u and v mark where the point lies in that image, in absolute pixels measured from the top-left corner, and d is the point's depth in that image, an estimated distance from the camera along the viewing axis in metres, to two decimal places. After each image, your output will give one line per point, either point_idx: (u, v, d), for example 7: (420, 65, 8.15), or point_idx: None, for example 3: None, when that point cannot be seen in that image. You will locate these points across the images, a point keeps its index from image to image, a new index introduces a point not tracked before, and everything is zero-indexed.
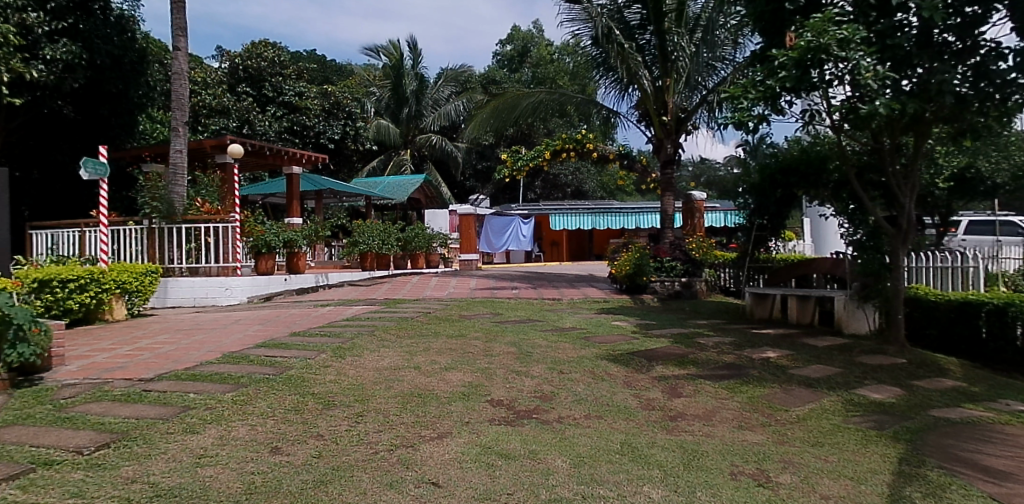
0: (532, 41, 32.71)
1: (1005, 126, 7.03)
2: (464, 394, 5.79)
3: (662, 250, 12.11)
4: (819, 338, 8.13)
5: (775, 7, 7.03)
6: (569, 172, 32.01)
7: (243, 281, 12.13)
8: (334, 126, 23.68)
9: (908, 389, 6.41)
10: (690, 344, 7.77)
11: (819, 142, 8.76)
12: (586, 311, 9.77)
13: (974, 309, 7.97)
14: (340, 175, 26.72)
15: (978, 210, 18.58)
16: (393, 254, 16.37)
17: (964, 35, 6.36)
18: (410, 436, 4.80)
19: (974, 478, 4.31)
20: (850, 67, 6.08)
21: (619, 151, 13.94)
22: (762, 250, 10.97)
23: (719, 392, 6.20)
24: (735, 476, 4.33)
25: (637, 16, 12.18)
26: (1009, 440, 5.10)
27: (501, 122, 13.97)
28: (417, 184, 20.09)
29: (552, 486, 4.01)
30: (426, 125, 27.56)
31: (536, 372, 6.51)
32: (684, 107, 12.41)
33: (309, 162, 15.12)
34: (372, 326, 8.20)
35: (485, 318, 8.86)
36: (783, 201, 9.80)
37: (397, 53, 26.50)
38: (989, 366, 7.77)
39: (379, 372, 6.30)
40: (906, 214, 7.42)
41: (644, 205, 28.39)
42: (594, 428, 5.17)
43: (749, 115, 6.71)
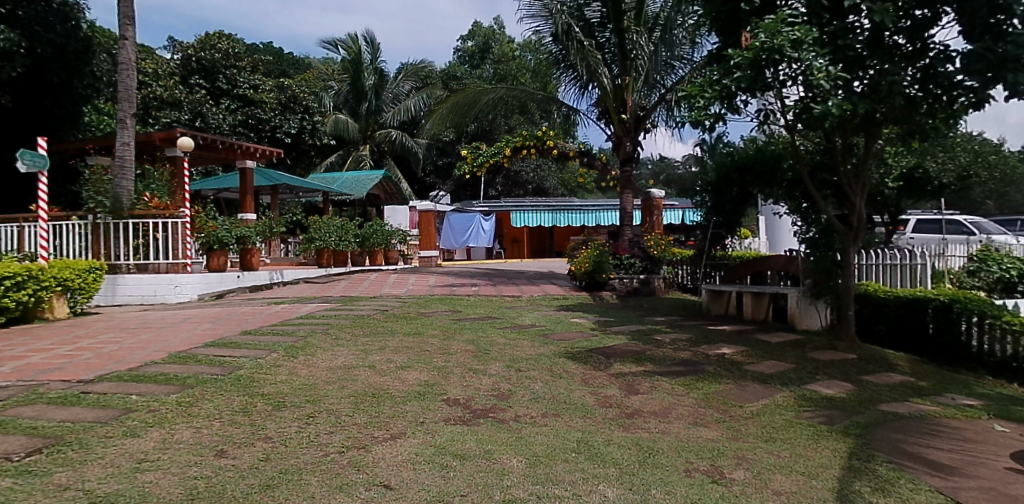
0: (494, 37, 32.46)
1: (951, 128, 7.21)
2: (419, 394, 5.71)
3: (621, 247, 12.21)
4: (773, 334, 8.24)
5: (731, 7, 7.06)
6: (530, 168, 32.11)
7: (193, 278, 11.78)
8: (291, 119, 23.05)
9: (858, 384, 6.54)
10: (647, 341, 7.80)
11: (773, 141, 8.88)
12: (546, 307, 9.75)
13: (921, 305, 8.18)
14: (296, 171, 25.81)
15: (926, 210, 19.17)
16: (352, 250, 16.11)
17: (914, 38, 6.48)
18: (362, 437, 4.69)
19: (920, 471, 4.41)
20: (803, 67, 6.16)
21: (580, 148, 13.93)
22: (718, 247, 11.04)
23: (676, 389, 6.23)
24: (689, 473, 4.34)
25: (597, 14, 12.23)
26: (954, 433, 5.25)
27: (461, 118, 13.84)
28: (377, 179, 19.85)
29: (506, 486, 3.96)
30: (386, 119, 27.25)
31: (494, 370, 6.45)
32: (643, 105, 12.45)
33: (263, 155, 14.77)
34: (326, 324, 8.02)
35: (443, 316, 8.77)
36: (739, 199, 9.93)
37: (356, 47, 26.17)
38: (935, 361, 8.01)
39: (332, 371, 6.17)
40: (856, 212, 7.56)
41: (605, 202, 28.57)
42: (551, 427, 5.13)
43: (705, 114, 6.73)
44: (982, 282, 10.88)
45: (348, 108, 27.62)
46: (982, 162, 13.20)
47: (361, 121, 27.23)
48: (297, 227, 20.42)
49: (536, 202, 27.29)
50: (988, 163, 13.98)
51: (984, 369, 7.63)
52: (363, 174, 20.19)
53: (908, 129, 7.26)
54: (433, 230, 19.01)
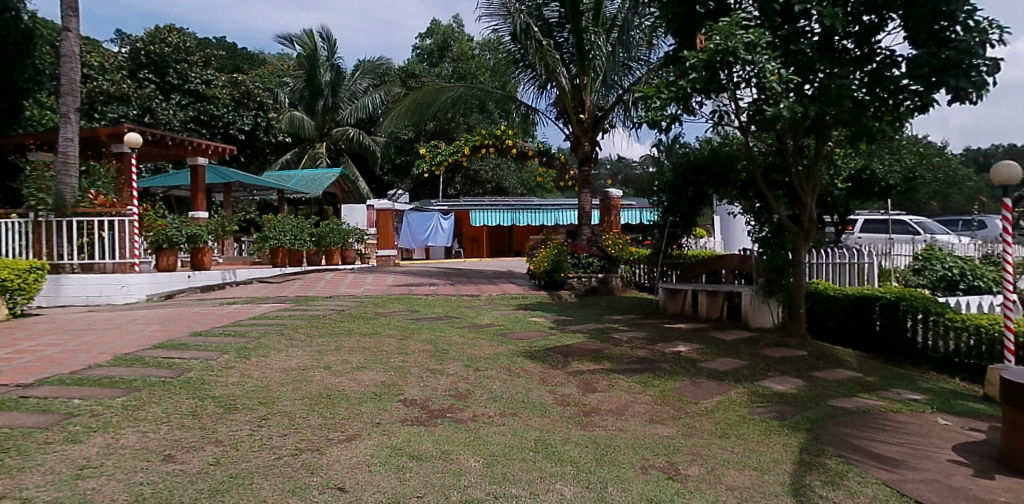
0: (453, 35, 32.28)
1: (897, 131, 7.46)
2: (376, 394, 5.64)
3: (580, 246, 12.26)
4: (727, 332, 8.39)
5: (686, 9, 7.15)
6: (489, 167, 32.07)
7: (141, 278, 11.42)
8: (244, 116, 22.55)
9: (809, 380, 6.70)
10: (604, 339, 7.86)
11: (728, 142, 9.06)
12: (504, 307, 9.74)
13: (869, 303, 8.43)
14: (250, 168, 25.12)
15: (872, 210, 19.82)
16: (307, 249, 15.86)
17: (861, 43, 6.66)
18: (317, 439, 4.61)
19: (868, 465, 4.53)
20: (756, 70, 6.27)
21: (538, 148, 13.99)
22: (674, 246, 11.22)
23: (633, 386, 6.29)
24: (646, 470, 4.38)
25: (556, 14, 12.24)
26: (899, 427, 5.42)
27: (419, 117, 13.73)
28: (333, 178, 19.49)
29: (463, 487, 3.93)
30: (342, 117, 26.92)
31: (452, 370, 6.41)
32: (601, 105, 12.54)
33: (216, 153, 14.36)
34: (280, 325, 7.86)
35: (401, 315, 8.69)
36: (694, 200, 10.08)
37: (312, 43, 25.73)
38: (882, 356, 8.26)
39: (286, 373, 6.05)
40: (807, 212, 7.72)
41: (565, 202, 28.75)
42: (509, 426, 5.11)
43: (662, 115, 6.80)
44: (926, 280, 11.27)
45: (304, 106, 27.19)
46: (925, 164, 13.66)
47: (318, 118, 26.89)
48: (250, 226, 20.01)
49: (496, 202, 27.27)
50: (930, 165, 14.49)
51: (928, 364, 7.88)
52: (319, 172, 19.85)
53: (856, 132, 7.48)
54: (392, 231, 19.45)
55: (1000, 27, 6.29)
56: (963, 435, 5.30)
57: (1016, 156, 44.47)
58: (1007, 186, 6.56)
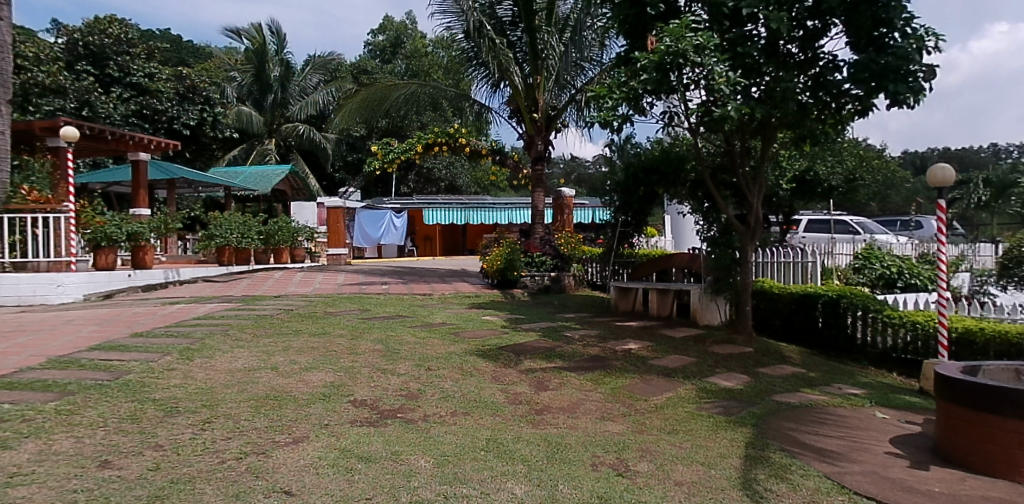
0: (405, 32, 32.09)
1: (838, 133, 7.70)
2: (324, 395, 5.54)
3: (533, 245, 12.29)
4: (676, 330, 8.54)
5: (638, 11, 7.22)
6: (443, 165, 31.92)
7: (78, 278, 10.96)
8: (189, 111, 22.03)
9: (754, 376, 6.87)
10: (556, 337, 7.90)
11: (677, 142, 9.20)
12: (457, 305, 9.70)
13: (812, 300, 8.69)
14: (197, 164, 24.41)
15: (814, 209, 20.46)
16: (254, 247, 15.53)
17: (805, 47, 6.83)
18: (262, 441, 4.50)
19: (810, 458, 4.66)
20: (705, 72, 6.40)
21: (491, 147, 13.97)
22: (625, 245, 11.37)
23: (584, 384, 6.33)
24: (596, 467, 4.42)
25: (509, 13, 12.22)
26: (839, 421, 5.61)
27: (370, 114, 13.58)
28: (282, 175, 19.09)
29: (413, 488, 3.89)
30: (292, 113, 26.43)
31: (403, 370, 6.34)
32: (555, 105, 12.61)
33: (158, 148, 13.88)
34: (225, 325, 7.66)
35: (352, 315, 8.56)
36: (645, 199, 10.23)
37: (260, 37, 25.36)
38: (824, 352, 8.53)
39: (231, 374, 5.90)
40: (753, 212, 7.90)
41: (519, 200, 28.79)
42: (460, 426, 5.09)
43: (613, 115, 6.86)
44: (866, 279, 11.66)
45: (252, 101, 26.75)
46: (864, 166, 14.17)
47: (267, 114, 26.38)
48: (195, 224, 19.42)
49: (449, 200, 27.15)
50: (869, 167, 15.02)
51: (867, 359, 8.16)
52: (268, 169, 19.43)
53: (800, 133, 7.67)
54: (342, 229, 19.48)
55: (935, 35, 6.54)
56: (900, 428, 5.50)
57: (949, 159, 46.44)
58: (942, 187, 6.82)
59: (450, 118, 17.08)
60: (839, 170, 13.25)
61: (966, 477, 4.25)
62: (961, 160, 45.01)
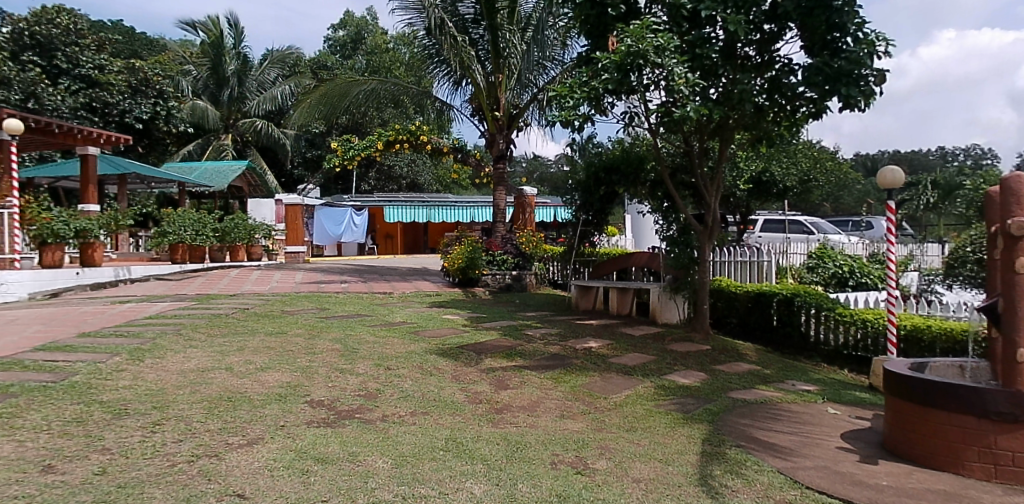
0: (366, 28, 31.72)
1: (793, 135, 7.88)
2: (280, 396, 5.44)
3: (494, 243, 12.23)
4: (636, 328, 8.62)
5: (599, 11, 7.25)
6: (404, 162, 31.67)
7: (24, 276, 10.57)
8: (142, 104, 21.30)
9: (712, 373, 6.97)
10: (517, 336, 7.90)
11: (638, 142, 9.32)
12: (417, 304, 9.64)
13: (767, 299, 8.87)
14: (150, 159, 23.65)
15: (769, 209, 20.87)
16: (209, 245, 15.19)
17: (762, 50, 6.96)
18: (214, 444, 4.40)
19: (764, 454, 4.75)
20: (664, 73, 6.45)
21: (453, 144, 13.94)
22: (586, 244, 11.44)
23: (544, 383, 6.35)
24: (555, 465, 4.43)
25: (471, 10, 12.23)
26: (792, 417, 5.74)
27: (330, 110, 13.43)
28: (239, 171, 18.69)
29: (371, 489, 3.85)
30: (249, 108, 25.94)
31: (362, 370, 6.27)
32: (516, 104, 12.59)
33: (109, 142, 13.39)
34: (178, 324, 7.47)
35: (309, 314, 8.43)
36: (605, 199, 10.34)
37: (216, 30, 24.71)
38: (779, 350, 8.71)
39: (183, 375, 5.75)
40: (711, 212, 8.02)
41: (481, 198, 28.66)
42: (419, 426, 5.06)
43: (575, 114, 6.88)
44: (819, 277, 11.92)
45: (208, 95, 26.15)
46: (816, 168, 14.55)
47: (223, 109, 25.83)
48: (148, 220, 18.97)
49: (411, 198, 26.92)
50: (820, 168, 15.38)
51: (820, 356, 8.36)
52: (224, 164, 19.01)
53: (756, 135, 7.81)
54: (301, 225, 18.93)
55: (886, 40, 6.71)
56: (851, 424, 5.65)
57: (898, 161, 47.91)
58: (891, 188, 7.01)
59: (410, 115, 16.93)
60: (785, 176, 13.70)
61: (913, 470, 4.38)
62: (907, 161, 46.49)
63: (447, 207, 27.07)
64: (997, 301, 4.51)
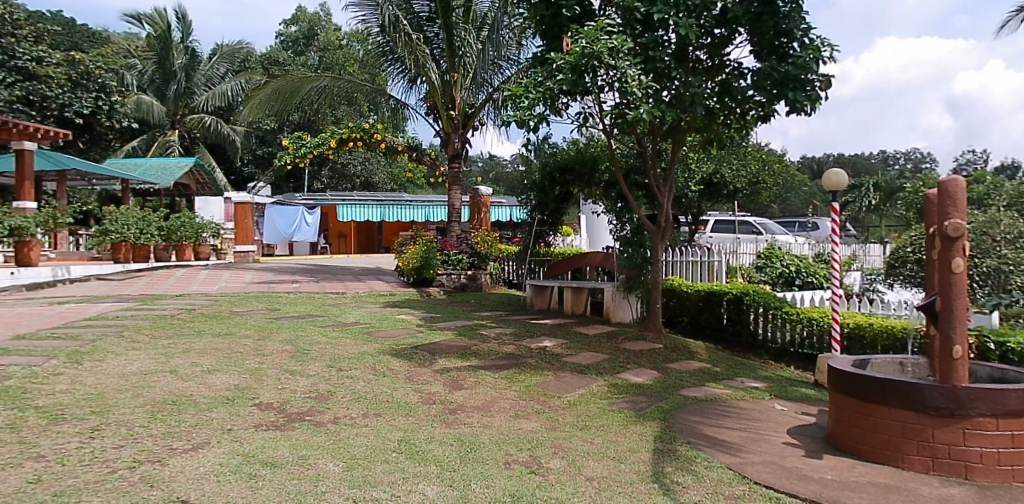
0: (319, 24, 31.29)
1: (742, 138, 8.09)
2: (227, 399, 5.30)
3: (449, 243, 12.18)
4: (589, 327, 8.72)
5: (554, 12, 7.28)
6: (358, 160, 31.28)
7: None
8: (83, 98, 20.57)
9: (664, 371, 7.08)
10: (472, 336, 7.88)
11: (592, 143, 9.39)
12: (371, 304, 9.53)
13: (718, 298, 9.07)
14: (92, 155, 22.61)
15: (719, 210, 21.27)
16: (154, 244, 14.74)
17: (712, 54, 7.12)
18: (157, 449, 4.25)
19: (713, 450, 4.84)
20: (618, 75, 6.51)
21: (407, 143, 13.84)
22: (541, 244, 11.46)
23: (499, 383, 6.35)
24: (509, 465, 4.43)
25: (426, 8, 12.16)
26: (741, 413, 5.87)
27: (282, 106, 13.19)
28: (186, 167, 18.16)
29: (320, 493, 3.78)
30: (197, 103, 25.32)
31: (313, 371, 6.17)
32: (471, 103, 12.57)
33: (46, 137, 12.87)
34: (120, 326, 7.22)
35: (259, 314, 8.25)
36: (560, 199, 10.44)
37: (163, 23, 24.12)
38: (729, 348, 8.90)
39: (125, 378, 5.57)
40: (663, 212, 8.14)
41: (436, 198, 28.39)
42: (371, 427, 5.00)
43: (530, 115, 6.87)
44: (768, 277, 12.22)
45: (154, 90, 25.41)
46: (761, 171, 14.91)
47: (170, 104, 25.12)
48: (89, 219, 18.40)
49: (364, 197, 26.53)
50: (763, 171, 15.78)
51: (767, 354, 8.57)
52: (170, 160, 18.45)
53: (708, 137, 7.97)
54: (250, 224, 18.67)
55: (830, 46, 6.92)
56: (797, 419, 5.81)
57: (843, 165, 49.48)
58: (835, 190, 7.24)
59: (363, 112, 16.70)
60: (713, 175, 14.64)
61: (855, 464, 4.52)
62: (851, 164, 47.92)
63: (400, 207, 26.74)
64: (934, 300, 4.70)
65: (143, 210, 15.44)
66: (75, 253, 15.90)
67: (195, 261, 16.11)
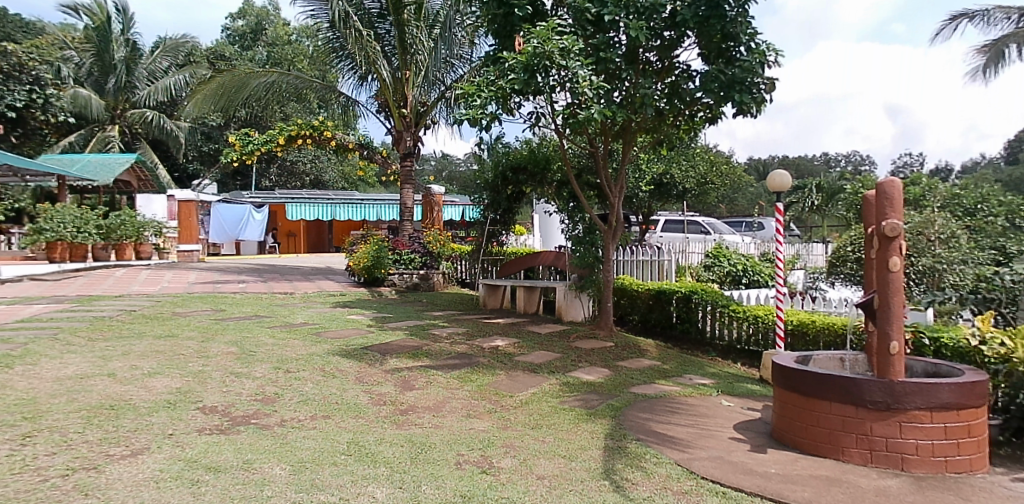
0: (268, 18, 30.61)
1: (691, 139, 8.25)
2: (169, 403, 5.15)
3: (401, 242, 12.08)
4: (541, 326, 8.76)
5: (506, 12, 7.29)
6: (308, 158, 30.75)
7: None
8: (15, 91, 19.56)
9: (614, 369, 7.16)
10: (424, 336, 7.83)
11: (544, 143, 9.43)
12: (320, 304, 9.39)
13: (667, 297, 9.24)
14: (24, 149, 21.73)
15: (669, 209, 21.69)
16: (92, 243, 14.32)
17: (662, 56, 7.24)
18: (94, 456, 4.10)
19: (663, 446, 4.92)
20: (569, 75, 6.56)
21: (359, 141, 13.65)
22: (494, 243, 11.47)
23: (451, 383, 6.32)
24: (460, 465, 4.42)
25: (377, 5, 12.03)
26: (689, 409, 5.98)
27: (227, 102, 12.85)
28: (126, 164, 17.60)
29: (266, 498, 3.71)
30: (138, 98, 24.58)
31: (260, 373, 6.04)
32: (424, 101, 12.51)
33: None
34: (55, 328, 6.93)
35: (204, 315, 8.03)
36: (513, 199, 10.48)
37: (103, 15, 23.12)
38: (677, 346, 9.07)
39: (60, 382, 5.34)
40: (614, 212, 8.24)
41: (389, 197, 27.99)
42: (319, 430, 4.91)
43: (482, 113, 6.85)
44: (715, 276, 12.49)
45: (93, 82, 24.47)
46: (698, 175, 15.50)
47: (109, 98, 24.27)
48: (23, 217, 17.76)
49: (313, 195, 26.05)
50: (706, 172, 16.17)
51: (715, 351, 8.76)
52: (110, 157, 17.87)
53: (657, 138, 8.09)
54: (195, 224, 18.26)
55: (775, 51, 7.11)
56: (743, 415, 5.95)
57: (788, 167, 51.10)
58: (780, 192, 7.42)
59: (311, 109, 16.42)
60: (663, 175, 14.85)
61: (799, 458, 4.66)
62: (794, 166, 49.24)
63: (350, 206, 26.31)
64: (873, 297, 4.87)
65: (79, 208, 14.89)
66: (8, 252, 15.18)
67: (137, 260, 15.57)
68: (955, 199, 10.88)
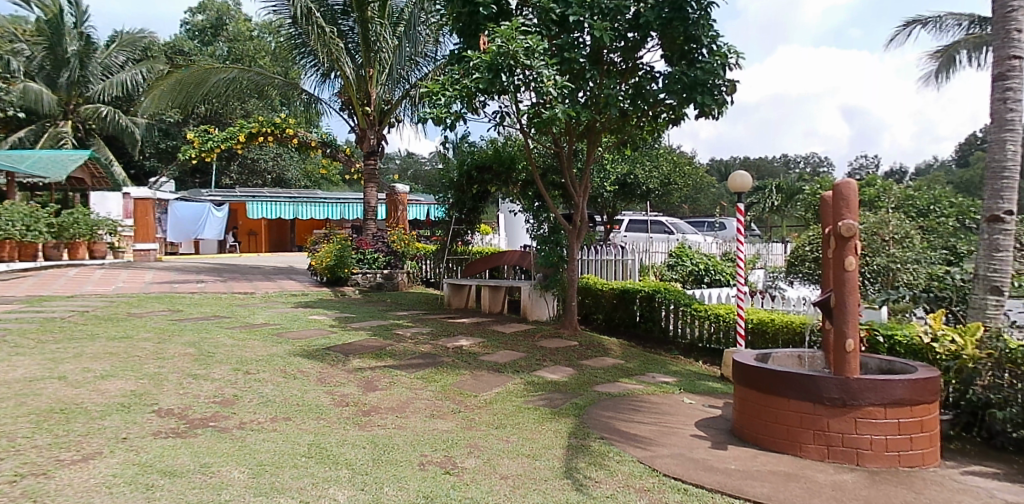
0: (228, 13, 30.01)
1: (654, 139, 8.34)
2: (122, 406, 5.01)
3: (365, 241, 11.97)
4: (506, 326, 8.75)
5: (470, 10, 7.27)
6: (270, 156, 30.32)
7: None
8: None
9: (578, 368, 7.20)
10: (387, 336, 7.77)
11: (509, 143, 9.42)
12: (281, 304, 9.24)
13: (631, 296, 9.35)
14: None
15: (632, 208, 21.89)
16: (42, 242, 13.97)
17: (625, 57, 7.31)
18: (42, 461, 3.97)
19: (625, 444, 4.96)
20: (533, 75, 6.56)
21: (321, 139, 13.50)
22: (459, 243, 11.44)
23: (414, 383, 6.28)
24: (423, 466, 4.39)
25: (340, 1, 11.90)
26: (651, 407, 6.05)
27: (187, 97, 12.54)
28: (78, 161, 17.07)
29: (223, 501, 3.64)
30: (93, 93, 23.91)
31: (218, 375, 5.92)
32: (387, 99, 12.41)
33: None
34: (2, 330, 6.69)
35: (160, 316, 7.84)
36: (478, 198, 10.45)
37: (55, 7, 22.52)
38: (641, 344, 9.17)
39: (7, 386, 5.16)
40: (578, 212, 8.28)
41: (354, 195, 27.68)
42: (280, 432, 4.84)
43: (446, 112, 6.82)
44: (678, 275, 12.62)
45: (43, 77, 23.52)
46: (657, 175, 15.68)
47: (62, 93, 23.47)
48: None
49: (276, 193, 25.62)
50: (667, 172, 16.37)
51: (677, 349, 8.86)
52: (62, 153, 17.32)
53: (621, 139, 8.17)
54: (151, 222, 17.91)
55: (736, 53, 7.22)
56: (704, 412, 6.04)
57: (749, 168, 52.11)
58: (740, 192, 7.58)
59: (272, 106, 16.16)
60: (627, 175, 15.01)
61: (758, 453, 4.74)
62: (755, 166, 50.22)
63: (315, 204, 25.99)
64: (829, 296, 4.98)
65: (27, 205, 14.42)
66: None
67: (90, 259, 15.22)
68: (909, 200, 11.17)
